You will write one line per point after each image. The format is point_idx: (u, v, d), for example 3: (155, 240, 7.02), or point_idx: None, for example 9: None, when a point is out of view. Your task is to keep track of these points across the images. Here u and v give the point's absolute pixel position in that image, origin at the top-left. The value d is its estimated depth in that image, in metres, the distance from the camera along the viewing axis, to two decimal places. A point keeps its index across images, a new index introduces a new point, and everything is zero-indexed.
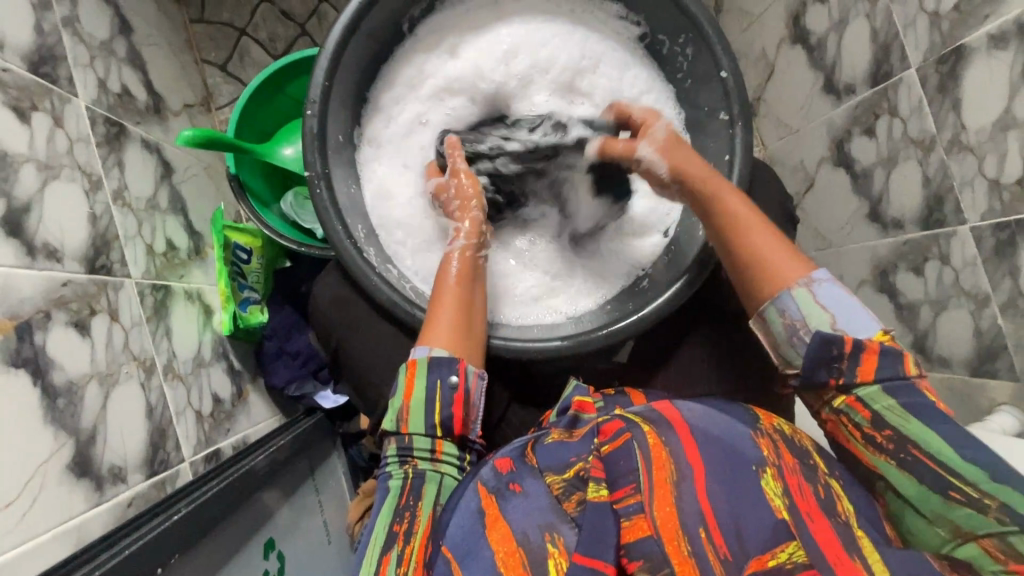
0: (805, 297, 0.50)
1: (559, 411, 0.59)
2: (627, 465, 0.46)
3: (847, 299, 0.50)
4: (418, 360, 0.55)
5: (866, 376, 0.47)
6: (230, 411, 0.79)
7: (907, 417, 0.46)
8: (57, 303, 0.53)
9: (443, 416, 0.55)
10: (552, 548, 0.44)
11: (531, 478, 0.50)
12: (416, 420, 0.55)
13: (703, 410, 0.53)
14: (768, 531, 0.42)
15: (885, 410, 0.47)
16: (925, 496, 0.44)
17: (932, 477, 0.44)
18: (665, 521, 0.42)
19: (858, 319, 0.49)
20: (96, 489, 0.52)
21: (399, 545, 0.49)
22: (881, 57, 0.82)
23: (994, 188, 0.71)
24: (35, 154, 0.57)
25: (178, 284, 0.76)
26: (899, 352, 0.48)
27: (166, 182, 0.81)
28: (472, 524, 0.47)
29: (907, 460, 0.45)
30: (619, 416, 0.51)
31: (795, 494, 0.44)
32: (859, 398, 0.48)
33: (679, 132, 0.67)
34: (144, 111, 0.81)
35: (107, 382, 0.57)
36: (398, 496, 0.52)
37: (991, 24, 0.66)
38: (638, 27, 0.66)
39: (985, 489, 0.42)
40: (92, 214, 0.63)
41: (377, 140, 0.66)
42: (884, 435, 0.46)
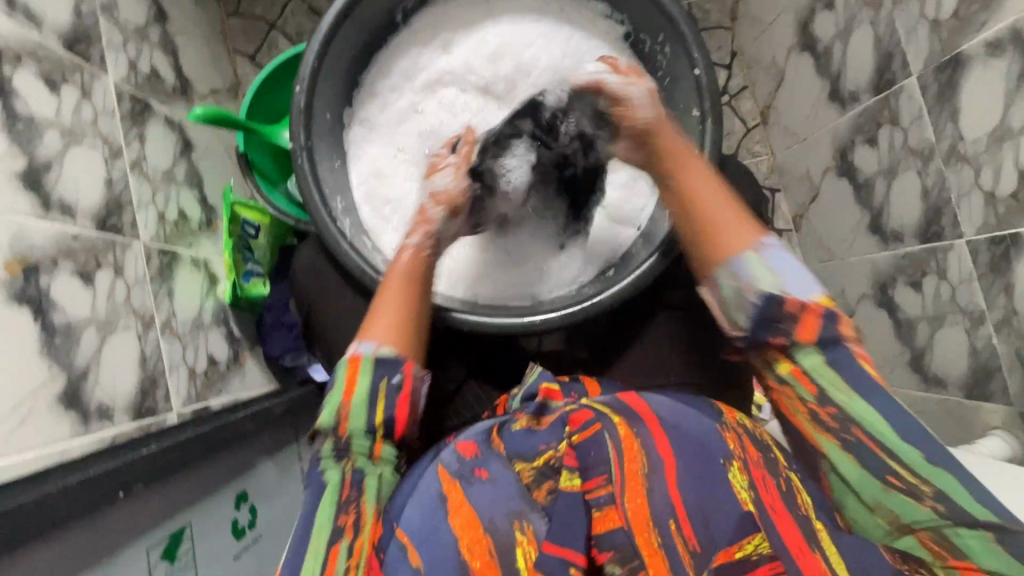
0: (755, 256, 0.48)
1: (524, 397, 0.59)
2: (598, 456, 0.48)
3: (793, 262, 0.48)
4: (363, 356, 0.53)
5: (805, 337, 0.45)
6: (224, 373, 0.85)
7: (850, 393, 0.43)
8: (64, 253, 0.59)
9: (386, 415, 0.52)
10: (520, 536, 0.46)
11: (497, 464, 0.51)
12: (356, 419, 0.51)
13: (662, 400, 0.53)
14: (733, 523, 0.42)
15: (829, 383, 0.44)
16: (864, 481, 0.42)
17: (875, 461, 0.42)
18: (636, 514, 0.44)
19: (798, 281, 0.47)
20: (82, 421, 0.57)
21: (347, 537, 0.46)
22: (884, 64, 0.80)
23: (990, 201, 0.69)
24: (61, 121, 0.64)
25: (185, 251, 0.82)
26: (837, 316, 0.45)
27: (184, 158, 0.88)
28: (433, 508, 0.47)
29: (850, 441, 0.43)
30: (589, 406, 0.52)
31: (759, 488, 0.43)
32: (803, 370, 0.45)
33: None
34: (171, 92, 0.88)
35: (105, 329, 0.63)
36: (337, 489, 0.48)
37: (988, 31, 0.64)
38: (622, 26, 0.68)
39: (924, 475, 0.40)
40: (108, 179, 0.69)
41: (366, 123, 0.70)
42: (827, 412, 0.44)
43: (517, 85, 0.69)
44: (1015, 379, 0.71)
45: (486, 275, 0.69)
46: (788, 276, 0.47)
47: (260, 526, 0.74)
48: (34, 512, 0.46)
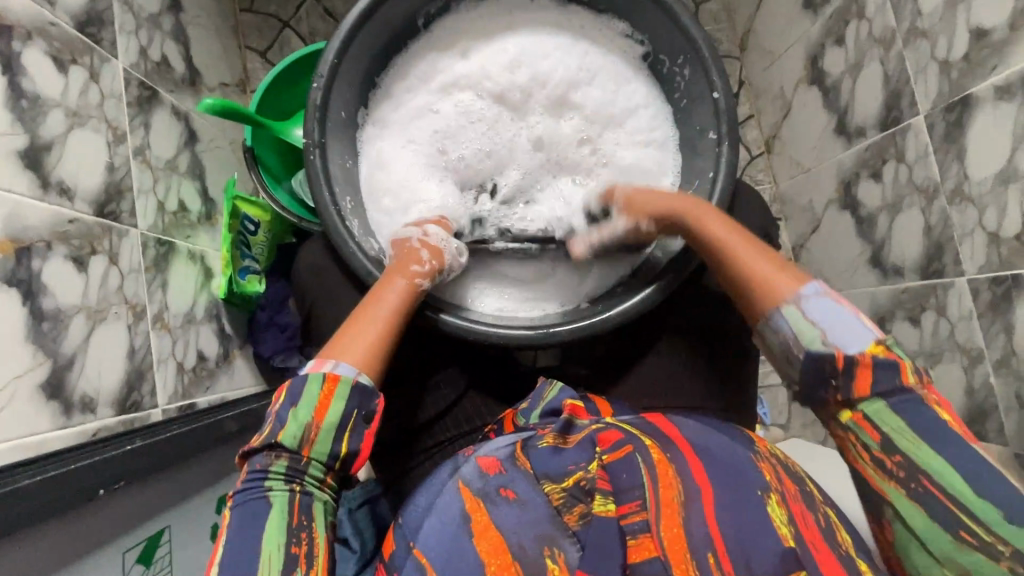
0: (793, 313, 0.49)
1: (546, 412, 0.58)
2: (631, 480, 0.45)
3: (840, 311, 0.47)
4: (341, 378, 0.49)
5: (863, 391, 0.44)
6: (212, 370, 0.82)
7: (916, 442, 0.42)
8: (60, 237, 0.57)
9: (350, 449, 0.48)
10: (550, 564, 0.44)
11: (524, 483, 0.49)
12: (321, 445, 0.47)
13: (697, 424, 0.53)
14: (776, 561, 0.40)
15: (894, 431, 0.43)
16: (939, 540, 0.41)
17: (946, 516, 0.40)
18: (672, 544, 0.42)
19: (848, 331, 0.46)
20: (64, 412, 0.54)
21: (302, 570, 0.44)
22: (892, 102, 0.82)
23: (993, 241, 0.70)
24: (66, 102, 0.62)
25: (182, 243, 0.80)
26: (896, 362, 0.44)
27: (188, 149, 0.86)
28: (455, 530, 0.46)
29: (917, 491, 0.42)
30: (619, 427, 0.51)
31: (798, 522, 0.43)
32: (866, 417, 0.44)
33: (672, 151, 0.68)
34: (180, 81, 0.87)
35: (95, 317, 0.61)
36: (288, 514, 0.45)
37: (998, 75, 0.65)
38: (641, 46, 0.69)
39: (1012, 544, 0.38)
40: (110, 164, 0.67)
41: (380, 122, 0.69)
42: (894, 460, 0.43)
43: (533, 95, 0.69)
44: (1012, 419, 0.71)
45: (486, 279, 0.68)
46: (830, 328, 0.47)
47: None
48: (9, 504, 0.43)
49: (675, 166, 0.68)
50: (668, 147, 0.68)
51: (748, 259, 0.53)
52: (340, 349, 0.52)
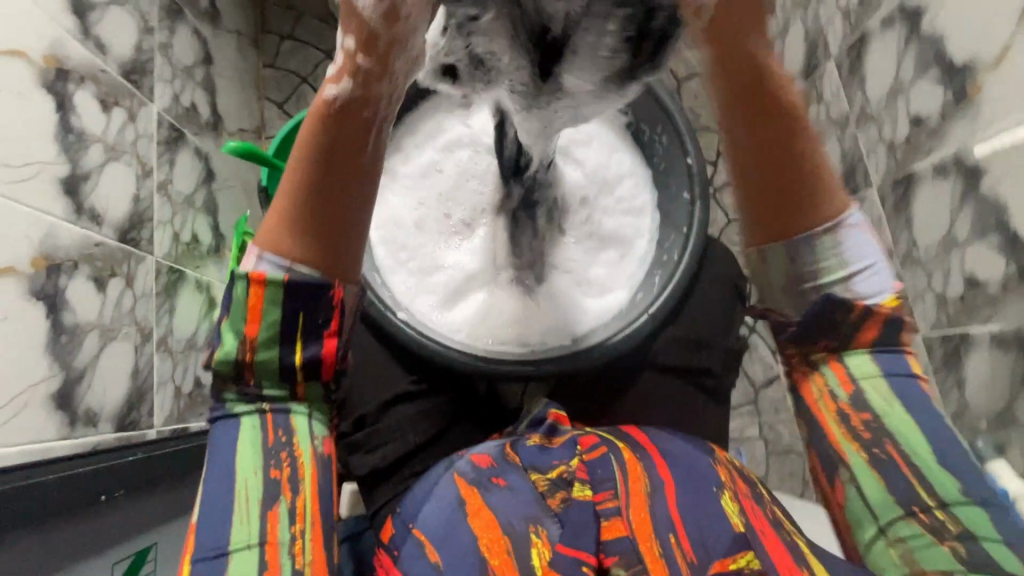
0: (833, 247, 0.50)
1: (532, 422, 0.59)
2: (606, 473, 0.49)
3: (871, 253, 0.51)
4: (267, 281, 0.45)
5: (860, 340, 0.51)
6: (207, 397, 0.85)
7: (889, 404, 0.50)
8: (85, 258, 0.62)
9: (305, 355, 0.47)
10: (535, 538, 0.45)
11: (515, 474, 0.50)
12: (269, 352, 0.46)
13: (670, 438, 0.56)
14: (728, 542, 0.44)
15: (870, 387, 0.50)
16: (887, 504, 0.48)
17: (902, 483, 0.48)
18: (640, 525, 0.45)
19: (877, 281, 0.51)
20: (68, 424, 0.57)
21: (285, 497, 0.45)
22: (849, 175, 0.91)
23: (941, 301, 0.77)
24: (106, 138, 0.68)
25: (192, 272, 0.85)
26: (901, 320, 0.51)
27: (205, 186, 0.92)
28: (450, 511, 0.47)
29: (879, 455, 0.49)
30: (595, 432, 0.55)
31: (750, 514, 0.47)
32: (844, 364, 0.52)
33: (650, 215, 0.74)
34: (204, 125, 0.95)
35: (106, 335, 0.64)
36: (263, 434, 0.46)
37: (934, 156, 0.74)
38: (624, 116, 0.76)
39: (952, 510, 0.46)
40: (136, 195, 0.73)
41: (390, 175, 0.75)
42: (862, 419, 0.50)
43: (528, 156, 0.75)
44: None
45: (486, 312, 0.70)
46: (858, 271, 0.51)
47: None
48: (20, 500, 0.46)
49: (653, 228, 0.73)
50: (649, 211, 0.74)
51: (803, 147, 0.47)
52: (269, 240, 0.45)
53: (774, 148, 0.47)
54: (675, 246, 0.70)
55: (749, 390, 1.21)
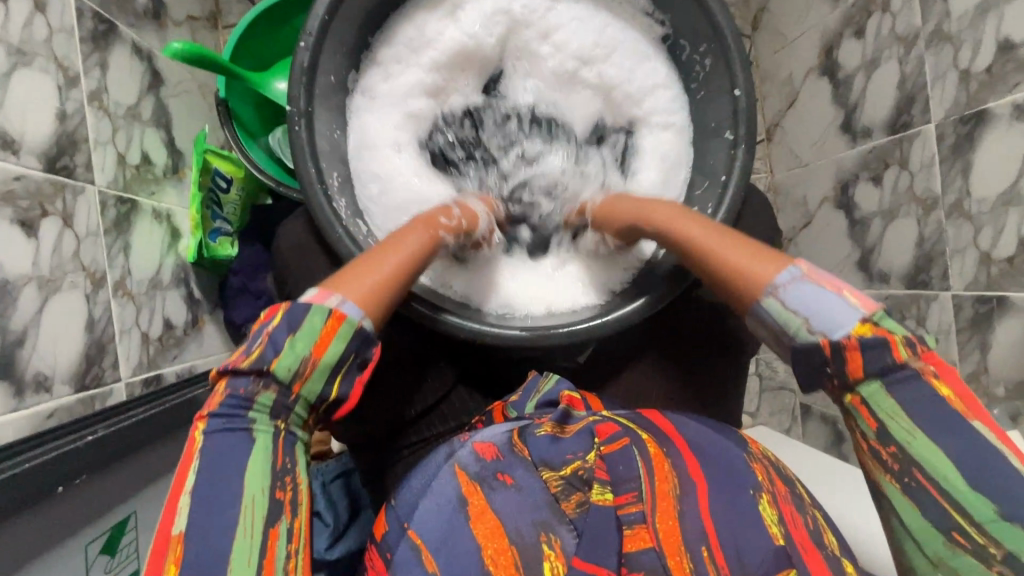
0: (772, 302, 0.43)
1: (541, 403, 0.56)
2: (628, 471, 0.46)
3: (817, 292, 0.42)
4: (347, 319, 0.42)
5: (856, 373, 0.40)
6: (180, 338, 0.78)
7: (912, 429, 0.38)
8: (4, 197, 0.51)
9: (342, 391, 0.43)
10: (548, 549, 0.44)
11: (523, 470, 0.48)
12: (313, 383, 0.42)
13: (693, 423, 0.52)
14: (767, 558, 0.41)
15: (888, 417, 0.39)
16: (929, 537, 0.38)
17: (935, 511, 0.37)
18: (668, 536, 0.43)
19: (828, 314, 0.41)
20: (15, 394, 0.50)
21: (287, 518, 0.39)
22: (904, 106, 0.79)
23: (984, 260, 0.70)
24: (7, 38, 0.54)
25: (147, 201, 0.74)
26: (886, 339, 0.39)
27: (152, 93, 0.78)
28: (452, 513, 0.45)
29: (910, 486, 0.38)
30: (613, 418, 0.51)
31: (789, 523, 0.43)
32: (864, 401, 0.40)
33: (685, 145, 0.66)
34: (142, 13, 0.77)
35: (48, 288, 0.55)
36: (272, 454, 0.40)
37: (1019, 94, 0.63)
38: (661, 26, 0.65)
39: (993, 534, 0.36)
40: (61, 111, 0.60)
41: (369, 92, 0.66)
42: (889, 451, 0.39)
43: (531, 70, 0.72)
44: None
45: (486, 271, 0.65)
46: (813, 313, 0.41)
47: None
48: None
49: (688, 160, 0.66)
50: (682, 138, 0.67)
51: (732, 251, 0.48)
52: (342, 283, 0.45)
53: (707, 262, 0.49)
54: (708, 197, 0.61)
55: None
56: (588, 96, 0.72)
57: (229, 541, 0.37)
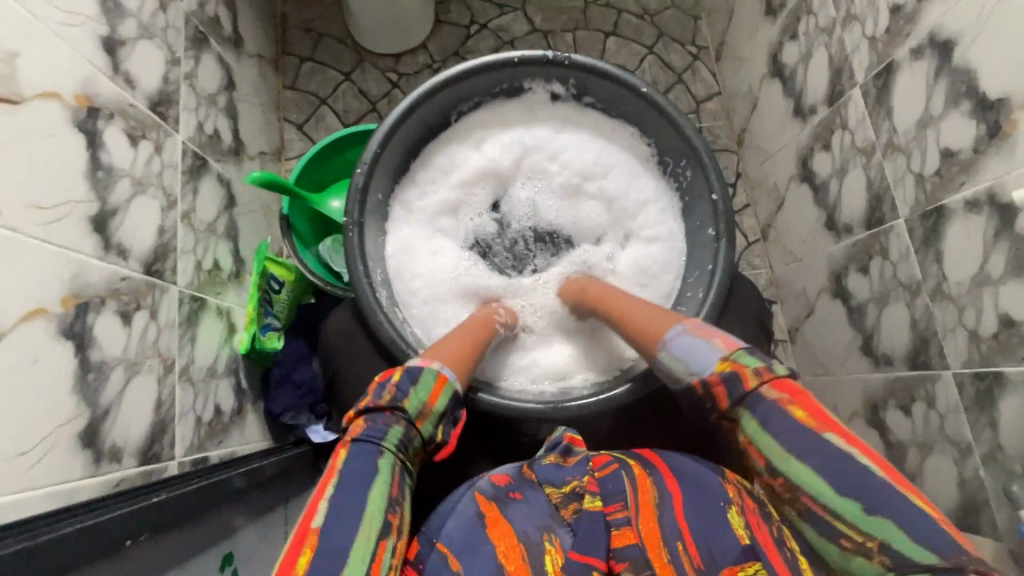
0: (669, 356, 0.63)
1: (548, 445, 0.68)
2: (616, 487, 0.57)
3: (695, 345, 0.61)
4: (449, 381, 0.63)
5: (724, 405, 0.57)
6: (226, 425, 0.85)
7: (787, 456, 0.51)
8: (112, 293, 0.62)
9: (443, 437, 0.62)
10: (549, 546, 0.54)
11: (530, 490, 0.60)
12: (427, 423, 0.60)
13: (678, 455, 0.63)
14: (735, 553, 0.49)
15: (767, 448, 0.53)
16: (829, 547, 0.49)
17: (826, 522, 0.49)
18: (648, 534, 0.53)
19: (701, 359, 0.60)
20: (94, 461, 0.57)
21: (392, 536, 0.50)
22: (875, 205, 0.90)
23: (973, 338, 0.75)
24: (133, 172, 0.69)
25: (213, 300, 0.86)
26: (738, 372, 0.56)
27: (227, 212, 0.93)
28: (472, 524, 0.55)
29: (803, 504, 0.50)
30: (609, 453, 0.63)
31: (755, 528, 0.51)
32: (750, 437, 0.55)
33: (675, 250, 0.79)
34: (227, 152, 0.96)
35: (131, 369, 0.64)
36: (389, 484, 0.53)
37: (967, 191, 0.73)
38: (649, 147, 0.81)
39: (869, 532, 0.47)
40: (161, 227, 0.74)
41: (406, 206, 0.81)
42: (779, 480, 0.52)
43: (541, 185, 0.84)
44: (1001, 514, 0.73)
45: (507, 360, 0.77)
46: (692, 360, 0.60)
47: None
48: (55, 553, 0.46)
49: (679, 264, 0.79)
50: (672, 245, 0.79)
51: (645, 318, 0.68)
52: (440, 355, 0.65)
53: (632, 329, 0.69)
54: (699, 283, 0.74)
55: None
56: (593, 206, 0.84)
57: (348, 542, 0.47)
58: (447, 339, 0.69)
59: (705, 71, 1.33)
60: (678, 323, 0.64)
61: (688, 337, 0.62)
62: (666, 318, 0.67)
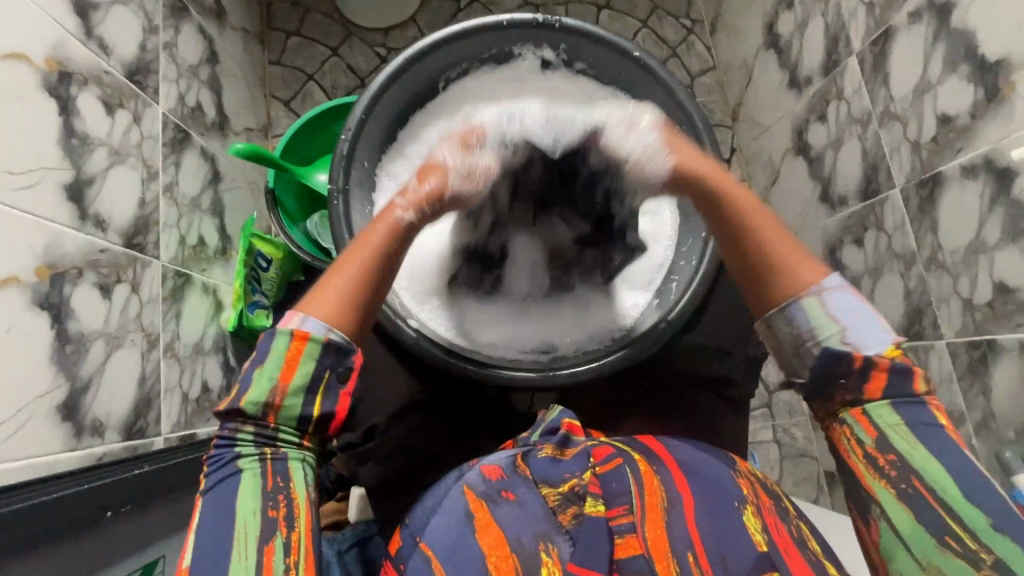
0: (816, 307, 0.52)
1: (543, 430, 0.62)
2: (620, 487, 0.53)
3: (860, 308, 0.51)
4: (309, 336, 0.50)
5: (873, 395, 0.49)
6: (214, 402, 0.84)
7: (913, 444, 0.47)
8: (91, 265, 0.61)
9: (323, 409, 0.50)
10: (546, 557, 0.49)
11: (524, 487, 0.54)
12: (289, 404, 0.49)
13: (686, 446, 0.59)
14: (750, 560, 0.47)
15: (891, 430, 0.48)
16: (922, 539, 0.46)
17: (933, 518, 0.46)
18: (656, 543, 0.49)
19: (868, 334, 0.51)
20: (75, 435, 0.56)
21: (282, 531, 0.46)
22: (870, 175, 0.88)
23: (968, 307, 0.74)
24: (110, 141, 0.67)
25: (198, 276, 0.84)
26: (909, 368, 0.49)
27: (211, 188, 0.91)
28: (461, 526, 0.51)
29: (906, 491, 0.47)
30: (609, 443, 0.58)
31: (772, 531, 0.50)
32: (866, 413, 0.49)
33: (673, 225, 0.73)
34: (210, 125, 0.93)
35: (113, 343, 0.63)
36: (259, 479, 0.47)
37: (964, 157, 0.71)
38: None
39: (984, 541, 0.44)
40: (141, 199, 0.72)
41: (391, 175, 0.77)
42: (887, 459, 0.48)
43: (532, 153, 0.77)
44: None
45: (491, 325, 0.71)
46: (849, 327, 0.51)
47: None
48: (29, 521, 0.46)
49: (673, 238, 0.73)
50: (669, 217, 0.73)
51: (779, 243, 0.56)
52: (312, 303, 0.52)
53: (745, 242, 0.57)
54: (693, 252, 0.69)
55: (763, 392, 1.18)
56: None
57: (224, 565, 0.44)
58: (333, 273, 0.54)
59: (700, 45, 1.31)
60: (836, 274, 0.53)
61: (847, 294, 0.53)
62: (811, 261, 0.54)
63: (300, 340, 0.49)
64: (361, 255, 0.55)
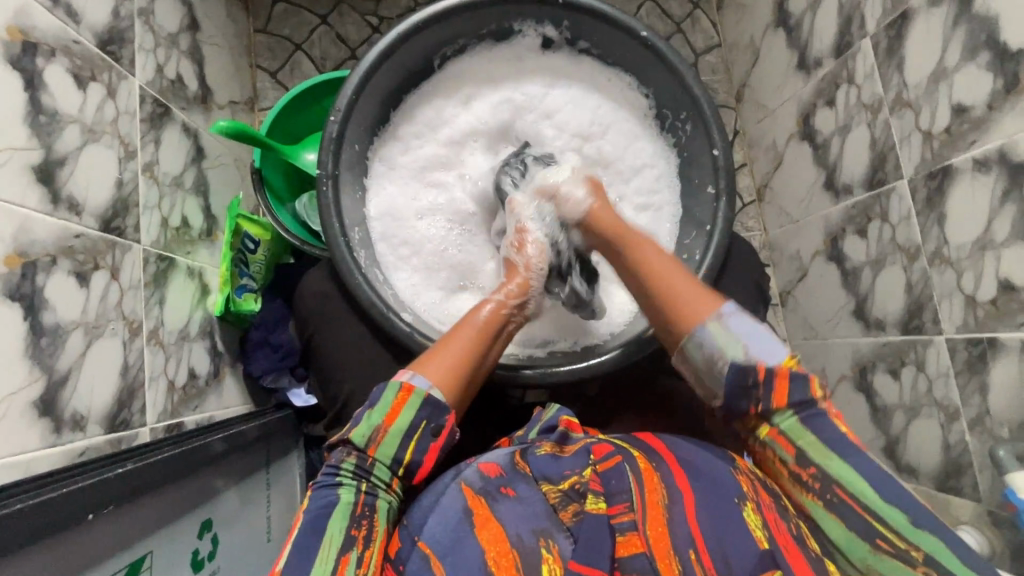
0: (717, 329, 0.55)
1: (541, 429, 0.64)
2: (619, 485, 0.52)
3: (754, 327, 0.55)
4: (416, 390, 0.56)
5: (781, 402, 0.52)
6: (201, 389, 0.82)
7: (828, 456, 0.50)
8: (65, 251, 0.58)
9: (413, 458, 0.55)
10: (546, 552, 0.48)
11: (523, 484, 0.55)
12: (386, 447, 0.54)
13: (683, 444, 0.57)
14: (753, 561, 0.44)
15: (807, 445, 0.51)
16: (856, 545, 0.48)
17: (862, 523, 0.48)
18: (658, 541, 0.48)
19: (765, 346, 0.54)
20: (54, 431, 0.54)
21: (358, 548, 0.49)
22: (878, 164, 0.86)
23: (970, 303, 0.73)
24: (83, 118, 0.63)
25: (183, 259, 0.81)
26: (806, 376, 0.53)
27: (194, 165, 0.87)
28: (457, 523, 0.50)
29: (834, 501, 0.49)
30: (609, 441, 0.58)
31: (773, 528, 0.47)
32: (780, 431, 0.52)
33: (668, 221, 0.77)
34: (192, 98, 0.88)
35: (92, 333, 0.60)
36: (351, 504, 0.51)
37: (976, 150, 0.69)
38: (646, 99, 0.77)
39: (908, 538, 0.46)
40: (119, 178, 0.68)
41: (386, 162, 0.76)
42: (809, 473, 0.51)
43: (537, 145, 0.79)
44: (985, 476, 0.74)
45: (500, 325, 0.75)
46: (749, 342, 0.54)
47: (216, 560, 0.70)
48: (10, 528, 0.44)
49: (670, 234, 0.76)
50: (667, 216, 0.77)
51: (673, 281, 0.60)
52: (421, 366, 0.59)
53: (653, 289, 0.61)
54: (695, 245, 0.72)
55: None
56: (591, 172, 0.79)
57: None
58: (442, 347, 0.60)
59: (705, 21, 1.26)
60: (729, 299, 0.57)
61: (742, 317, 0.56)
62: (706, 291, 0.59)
63: (408, 391, 0.55)
64: (465, 335, 0.62)
